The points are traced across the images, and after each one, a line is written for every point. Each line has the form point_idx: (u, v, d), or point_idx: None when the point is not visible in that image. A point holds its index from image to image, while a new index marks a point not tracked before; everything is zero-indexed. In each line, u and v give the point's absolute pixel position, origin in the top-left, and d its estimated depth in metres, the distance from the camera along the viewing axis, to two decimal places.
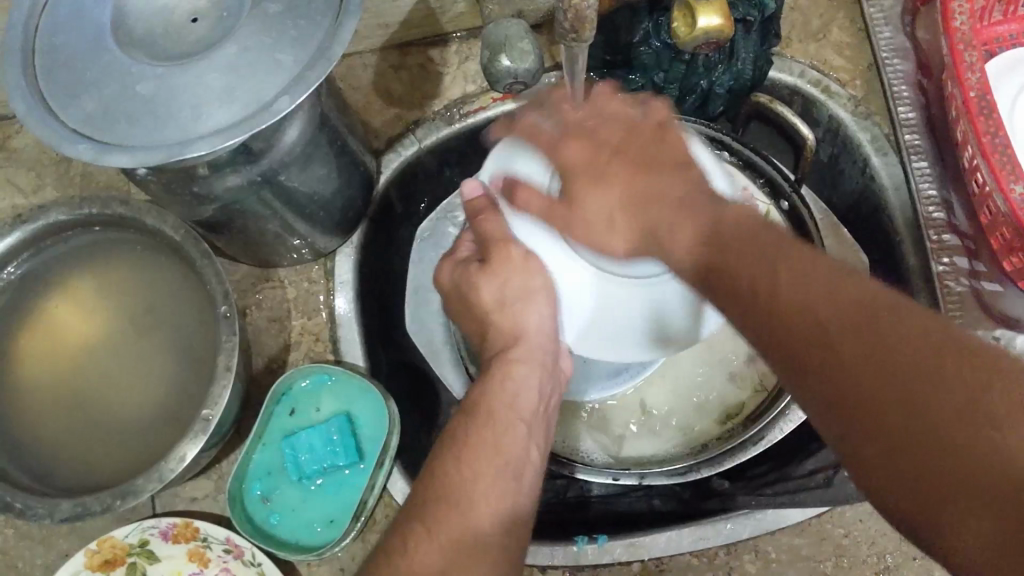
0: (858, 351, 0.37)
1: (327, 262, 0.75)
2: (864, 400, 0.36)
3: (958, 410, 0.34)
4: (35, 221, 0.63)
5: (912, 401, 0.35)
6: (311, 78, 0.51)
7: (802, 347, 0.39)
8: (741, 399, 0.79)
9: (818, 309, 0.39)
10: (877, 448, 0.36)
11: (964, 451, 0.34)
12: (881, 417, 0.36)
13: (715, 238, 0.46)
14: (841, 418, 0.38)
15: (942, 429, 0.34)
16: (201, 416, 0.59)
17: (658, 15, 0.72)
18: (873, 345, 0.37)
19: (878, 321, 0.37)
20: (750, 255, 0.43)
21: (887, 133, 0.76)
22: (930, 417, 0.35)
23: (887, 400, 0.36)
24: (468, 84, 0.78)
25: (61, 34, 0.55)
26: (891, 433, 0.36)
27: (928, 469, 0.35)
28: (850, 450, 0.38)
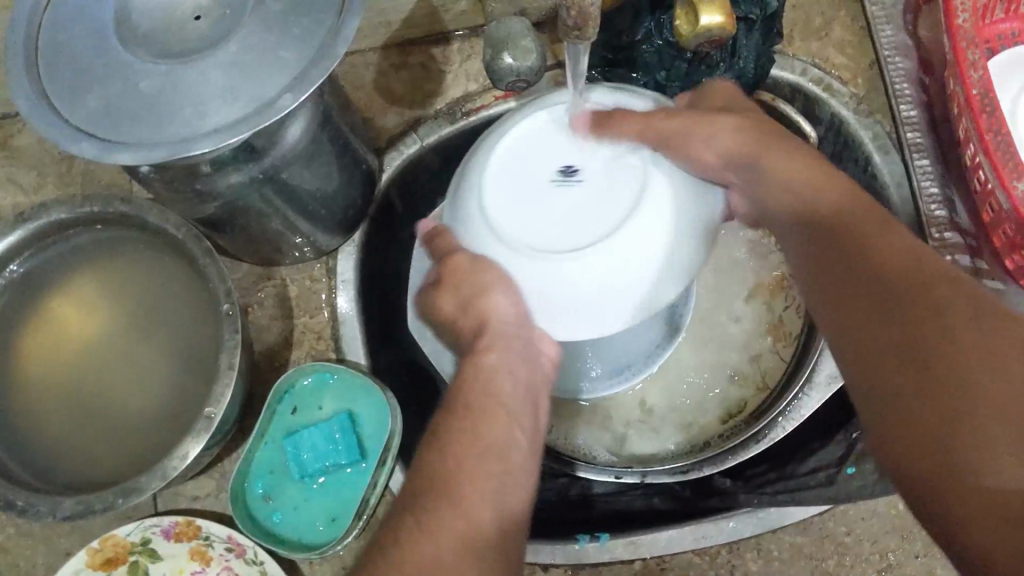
0: (925, 341, 0.43)
1: (329, 260, 0.75)
2: (923, 361, 0.43)
3: (1001, 384, 0.40)
4: (36, 219, 0.63)
5: (970, 371, 0.41)
6: (314, 75, 0.51)
7: (884, 313, 0.46)
8: (744, 399, 0.79)
9: (904, 283, 0.46)
10: (904, 417, 0.43)
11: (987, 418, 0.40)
12: (933, 376, 0.42)
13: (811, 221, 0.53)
14: (886, 386, 0.45)
15: (982, 399, 0.40)
16: (205, 414, 0.59)
17: (660, 14, 0.72)
18: (949, 319, 0.43)
19: (958, 303, 0.44)
20: (853, 238, 0.50)
21: (889, 131, 0.76)
22: (976, 385, 0.41)
23: (945, 364, 0.42)
24: (471, 82, 0.78)
25: (65, 30, 0.55)
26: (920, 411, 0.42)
27: (954, 424, 0.41)
28: (892, 407, 0.44)
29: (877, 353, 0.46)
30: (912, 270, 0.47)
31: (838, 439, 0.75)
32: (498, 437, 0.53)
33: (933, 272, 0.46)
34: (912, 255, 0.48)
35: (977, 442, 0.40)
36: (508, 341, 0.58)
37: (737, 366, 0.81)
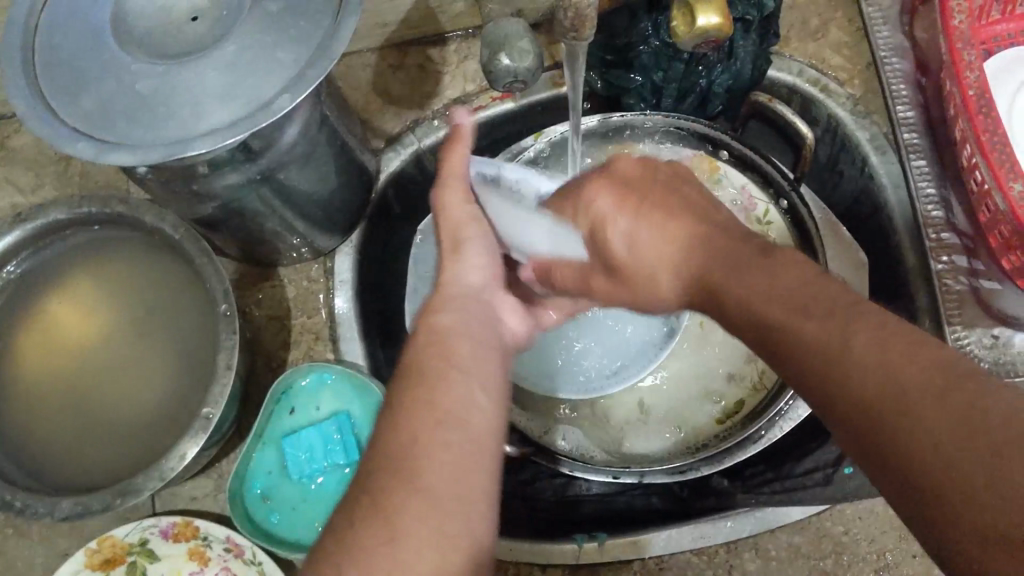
0: (899, 394, 0.37)
1: (327, 261, 0.75)
2: (878, 436, 0.37)
3: (951, 424, 0.35)
4: (35, 220, 0.64)
5: (897, 415, 0.36)
6: (311, 77, 0.51)
7: (811, 382, 0.41)
8: (740, 397, 0.77)
9: (821, 338, 0.40)
10: (949, 499, 0.34)
11: (970, 477, 0.33)
12: (911, 453, 0.35)
13: (713, 287, 0.49)
14: (921, 471, 0.35)
15: (942, 456, 0.34)
16: (202, 415, 0.59)
17: (657, 15, 0.71)
18: (874, 371, 0.38)
19: (886, 344, 0.38)
20: (767, 293, 0.44)
21: (886, 132, 0.76)
22: (920, 433, 0.35)
23: (886, 422, 0.37)
24: (468, 83, 0.78)
25: (60, 32, 0.55)
26: (954, 481, 0.34)
27: (970, 507, 0.33)
28: (929, 493, 0.34)
29: (872, 449, 0.37)
30: (825, 323, 0.41)
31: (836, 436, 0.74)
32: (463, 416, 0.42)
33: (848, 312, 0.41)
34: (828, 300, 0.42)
35: (960, 485, 0.33)
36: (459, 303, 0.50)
37: (735, 366, 0.78)
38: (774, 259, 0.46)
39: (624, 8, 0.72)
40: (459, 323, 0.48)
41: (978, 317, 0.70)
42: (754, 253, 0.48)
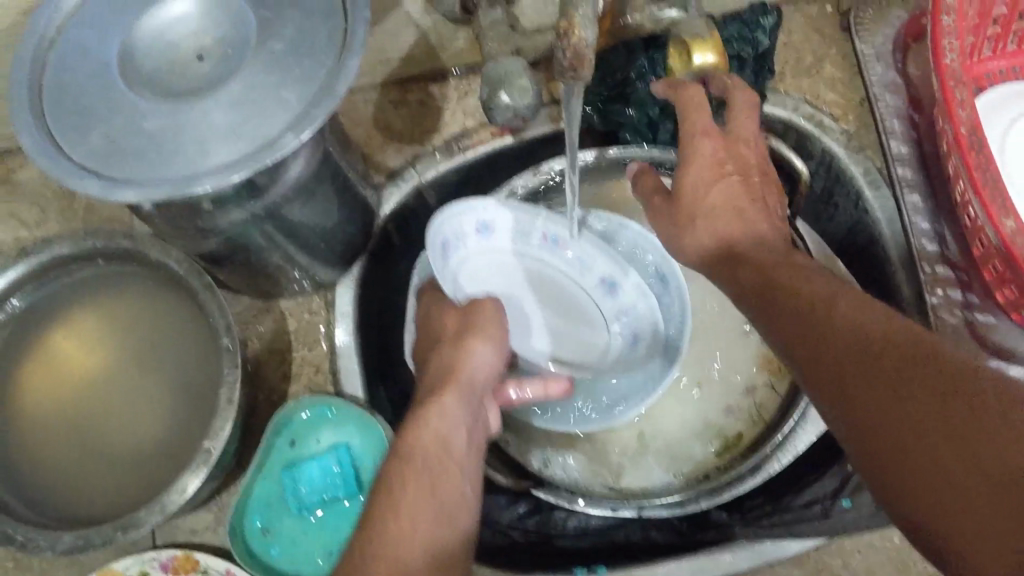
0: (864, 358, 0.45)
1: (327, 294, 0.76)
2: (846, 387, 0.45)
3: (962, 443, 0.39)
4: (39, 254, 0.64)
5: (862, 377, 0.45)
6: (315, 115, 0.52)
7: (836, 401, 0.46)
8: (739, 429, 0.76)
9: (852, 364, 0.46)
10: (892, 440, 0.42)
11: (976, 492, 0.38)
12: (923, 468, 0.41)
13: (751, 277, 0.57)
14: (876, 421, 0.43)
15: (951, 472, 0.39)
16: (205, 448, 0.60)
17: (653, 52, 0.73)
18: (898, 390, 0.43)
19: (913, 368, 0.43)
20: (785, 279, 0.54)
21: (879, 166, 0.77)
22: (935, 450, 0.40)
23: (903, 440, 0.42)
24: (468, 119, 0.80)
25: (68, 69, 0.56)
26: (897, 426, 0.42)
27: (972, 519, 0.38)
28: (879, 438, 0.43)
29: (884, 465, 0.43)
30: (824, 305, 0.50)
31: (834, 470, 0.74)
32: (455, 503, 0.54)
33: (879, 340, 0.46)
34: (866, 328, 0.47)
35: (903, 433, 0.42)
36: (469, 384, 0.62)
37: (734, 399, 0.77)
38: (814, 292, 0.51)
39: (621, 45, 0.74)
40: (456, 429, 0.59)
41: (974, 350, 0.70)
42: (786, 264, 0.56)
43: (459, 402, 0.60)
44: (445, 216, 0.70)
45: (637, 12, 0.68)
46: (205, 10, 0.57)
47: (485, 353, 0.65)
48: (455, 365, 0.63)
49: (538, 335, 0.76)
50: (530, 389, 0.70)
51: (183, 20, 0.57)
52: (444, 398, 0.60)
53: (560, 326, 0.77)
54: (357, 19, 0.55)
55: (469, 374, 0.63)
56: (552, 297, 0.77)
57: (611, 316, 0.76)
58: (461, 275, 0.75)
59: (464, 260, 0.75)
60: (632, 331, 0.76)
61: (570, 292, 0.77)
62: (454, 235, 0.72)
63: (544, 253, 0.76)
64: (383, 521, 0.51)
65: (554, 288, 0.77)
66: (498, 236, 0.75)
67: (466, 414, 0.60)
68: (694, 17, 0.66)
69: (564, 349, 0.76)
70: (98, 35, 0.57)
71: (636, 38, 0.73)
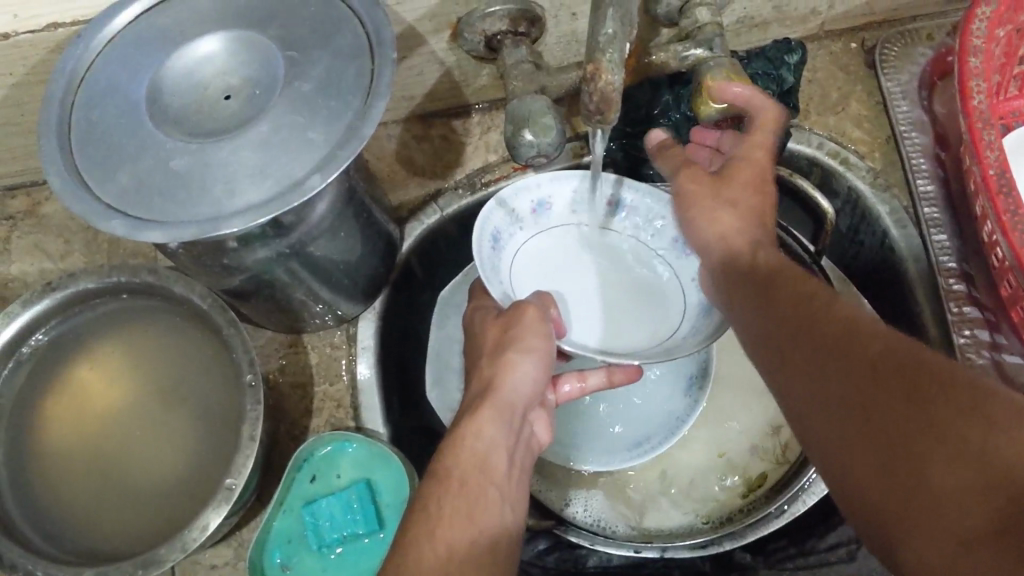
0: (856, 375, 0.44)
1: (350, 328, 0.76)
2: (838, 406, 0.44)
3: (950, 456, 0.39)
4: (64, 288, 0.65)
5: (857, 391, 0.44)
6: (342, 157, 0.53)
7: (823, 410, 0.45)
8: (763, 469, 0.75)
9: (840, 370, 0.45)
10: (885, 462, 0.41)
11: (960, 503, 0.38)
12: (908, 480, 0.40)
13: (751, 279, 0.56)
14: (869, 440, 0.42)
15: (935, 483, 0.39)
16: (226, 485, 0.60)
17: (678, 88, 0.75)
18: (885, 401, 0.42)
19: (900, 377, 0.43)
20: (774, 293, 0.53)
21: (905, 206, 0.76)
22: (924, 462, 0.40)
23: (887, 451, 0.41)
24: (490, 154, 0.81)
25: (97, 108, 0.56)
26: (892, 447, 0.41)
27: (953, 525, 0.38)
28: (869, 460, 0.42)
29: (864, 478, 0.42)
30: (821, 316, 0.49)
31: None
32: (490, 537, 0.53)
33: (867, 342, 0.45)
34: (858, 333, 0.46)
35: (895, 454, 0.41)
36: (505, 415, 0.60)
37: (758, 439, 0.77)
38: (807, 300, 0.51)
39: (647, 81, 0.75)
40: (486, 473, 0.57)
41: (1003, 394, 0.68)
42: (763, 279, 0.55)
43: (485, 450, 0.58)
44: (497, 201, 0.69)
45: (662, 53, 0.67)
46: (233, 49, 0.57)
47: (525, 372, 0.61)
48: (494, 385, 0.61)
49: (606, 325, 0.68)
50: (593, 382, 0.69)
51: (210, 60, 0.57)
52: (483, 425, 0.59)
53: (629, 315, 0.69)
54: (384, 61, 0.55)
55: (503, 422, 0.60)
56: (624, 284, 0.71)
57: (687, 282, 0.70)
58: (517, 269, 0.70)
59: (523, 246, 0.71)
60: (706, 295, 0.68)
61: (640, 274, 0.71)
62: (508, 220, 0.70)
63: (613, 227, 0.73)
64: (410, 563, 0.50)
65: (624, 274, 0.71)
66: (557, 218, 0.73)
67: (500, 455, 0.59)
68: (719, 56, 0.65)
69: (630, 333, 0.67)
70: (127, 73, 0.57)
71: (662, 74, 0.75)
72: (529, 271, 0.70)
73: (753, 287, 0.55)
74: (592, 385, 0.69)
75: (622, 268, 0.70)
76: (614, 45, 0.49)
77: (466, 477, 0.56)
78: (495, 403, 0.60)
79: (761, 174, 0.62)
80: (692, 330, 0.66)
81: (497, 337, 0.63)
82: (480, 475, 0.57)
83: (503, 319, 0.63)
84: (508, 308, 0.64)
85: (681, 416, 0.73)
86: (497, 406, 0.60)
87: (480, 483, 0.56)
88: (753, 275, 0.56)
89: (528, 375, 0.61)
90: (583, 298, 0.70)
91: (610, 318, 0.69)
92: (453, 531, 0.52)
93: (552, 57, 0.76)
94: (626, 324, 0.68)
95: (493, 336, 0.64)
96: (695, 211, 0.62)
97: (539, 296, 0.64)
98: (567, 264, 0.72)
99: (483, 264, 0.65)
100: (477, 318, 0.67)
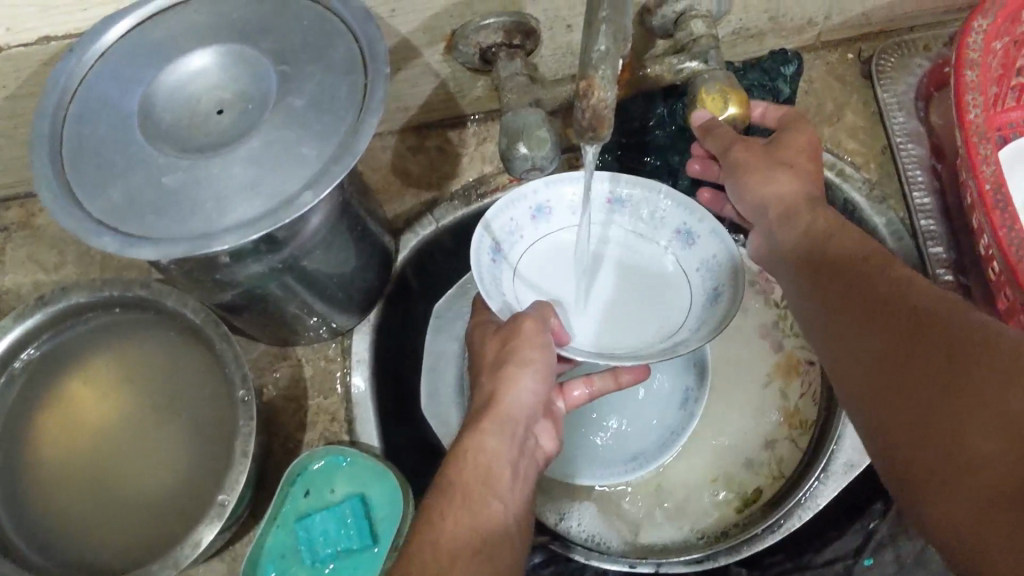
0: (908, 347, 0.49)
1: (344, 340, 0.76)
2: (890, 375, 0.50)
3: (989, 424, 0.44)
4: (57, 303, 0.65)
5: (904, 361, 0.49)
6: (334, 173, 0.52)
7: (875, 384, 0.51)
8: (758, 484, 0.75)
9: (889, 338, 0.51)
10: (927, 430, 0.47)
11: (983, 455, 0.43)
12: (939, 437, 0.46)
13: (806, 252, 0.59)
14: (914, 408, 0.48)
15: (972, 448, 0.44)
16: (218, 501, 0.60)
17: (672, 102, 0.75)
18: (933, 364, 0.48)
19: (944, 345, 0.48)
20: (833, 267, 0.57)
21: (901, 218, 0.76)
22: (957, 421, 0.45)
23: (927, 418, 0.47)
24: (485, 165, 0.81)
25: (89, 122, 0.56)
26: (933, 415, 0.47)
27: (983, 485, 0.43)
28: (909, 426, 0.48)
29: (905, 432, 0.48)
30: (886, 292, 0.53)
31: (853, 528, 0.74)
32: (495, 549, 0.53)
33: (923, 317, 0.50)
34: (909, 303, 0.51)
35: (936, 421, 0.46)
36: (505, 427, 0.59)
37: (754, 453, 0.77)
38: (856, 268, 0.55)
39: (640, 94, 0.75)
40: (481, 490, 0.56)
41: None
42: (823, 245, 0.58)
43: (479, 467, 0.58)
44: (492, 212, 0.68)
45: (656, 66, 0.67)
46: (225, 63, 0.57)
47: (528, 385, 0.61)
48: (492, 400, 0.60)
49: (615, 326, 0.68)
50: (601, 385, 0.69)
51: (203, 74, 0.57)
52: (484, 438, 0.58)
53: (638, 313, 0.68)
54: (377, 76, 0.55)
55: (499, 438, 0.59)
56: (631, 284, 0.70)
57: (693, 271, 0.69)
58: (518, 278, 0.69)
59: (524, 254, 0.70)
60: (712, 284, 0.66)
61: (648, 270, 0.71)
62: (507, 230, 0.69)
63: (616, 222, 0.72)
64: None
65: (632, 273, 0.71)
66: (558, 220, 0.72)
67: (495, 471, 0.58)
68: (714, 69, 0.65)
69: (640, 331, 0.67)
70: (120, 87, 0.57)
71: (656, 89, 0.74)
72: (533, 279, 0.70)
73: (802, 258, 0.60)
74: (601, 388, 0.69)
75: (628, 273, 0.70)
76: (607, 63, 0.48)
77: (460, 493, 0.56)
78: (494, 418, 0.59)
79: (778, 184, 0.63)
80: (701, 320, 0.65)
81: (496, 351, 0.62)
82: (482, 487, 0.56)
83: (503, 332, 0.63)
84: (507, 320, 0.63)
85: (682, 425, 0.73)
86: (498, 421, 0.59)
87: (481, 495, 0.56)
88: (806, 252, 0.60)
89: (522, 391, 0.61)
90: (591, 305, 0.69)
91: (619, 319, 0.68)
92: (456, 545, 0.52)
93: (547, 69, 0.76)
94: (635, 323, 0.68)
95: (488, 351, 0.63)
96: (749, 169, 0.64)
97: (537, 306, 0.63)
98: (566, 273, 0.71)
99: (481, 277, 0.64)
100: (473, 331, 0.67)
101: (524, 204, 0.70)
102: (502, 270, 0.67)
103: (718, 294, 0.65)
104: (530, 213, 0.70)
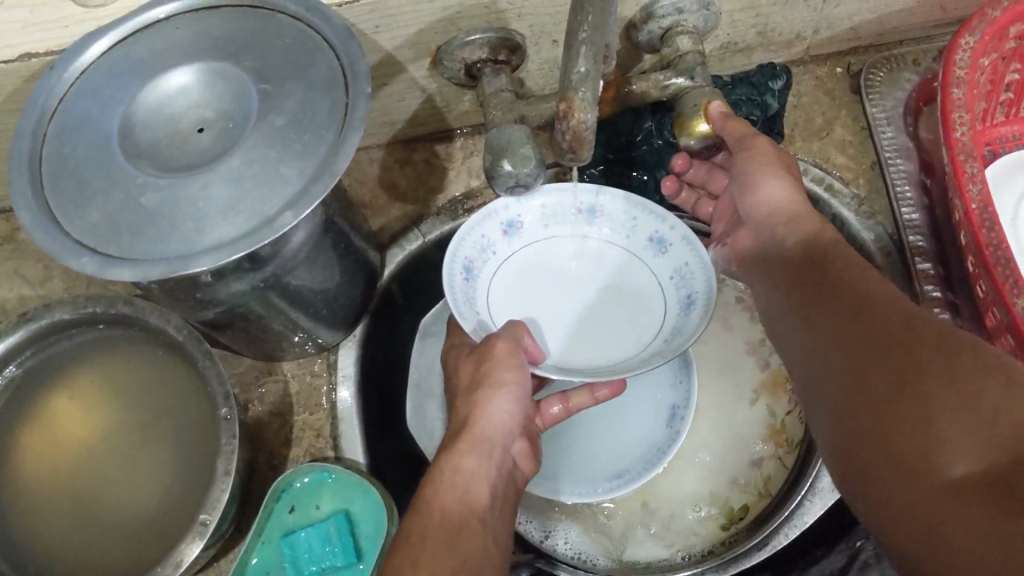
0: (892, 344, 0.49)
1: (330, 355, 0.76)
2: (868, 369, 0.49)
3: (969, 425, 0.44)
4: (39, 320, 0.65)
5: (885, 357, 0.49)
6: (315, 193, 0.52)
7: (851, 377, 0.50)
8: (746, 502, 0.75)
9: (872, 331, 0.51)
10: (899, 421, 0.47)
11: (961, 448, 0.44)
12: (913, 424, 0.46)
13: (800, 254, 0.59)
14: (889, 398, 0.48)
15: (948, 443, 0.44)
16: (200, 520, 0.59)
17: (660, 117, 0.75)
18: (916, 361, 0.48)
19: (930, 340, 0.48)
20: (824, 269, 0.57)
21: (890, 233, 0.75)
22: (936, 415, 0.45)
23: (902, 410, 0.47)
24: (473, 179, 0.80)
25: (69, 142, 0.56)
26: (909, 408, 0.46)
27: (954, 476, 0.43)
28: (880, 416, 0.48)
29: (875, 422, 0.48)
30: (875, 295, 0.53)
31: (839, 547, 0.74)
32: (487, 566, 0.53)
33: (912, 319, 0.50)
34: (898, 304, 0.51)
35: (911, 413, 0.46)
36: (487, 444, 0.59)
37: (742, 468, 0.76)
38: (845, 270, 0.56)
39: (629, 110, 0.75)
40: (463, 510, 0.56)
41: None
42: (809, 254, 0.59)
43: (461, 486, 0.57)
44: (462, 231, 0.66)
45: (642, 82, 0.65)
46: (204, 79, 0.57)
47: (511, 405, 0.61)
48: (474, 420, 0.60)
49: (589, 344, 0.67)
50: (578, 402, 0.68)
51: (183, 92, 0.57)
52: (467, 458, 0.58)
53: (613, 330, 0.68)
54: (357, 95, 0.54)
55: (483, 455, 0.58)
56: (607, 296, 0.70)
57: (666, 280, 0.68)
58: (492, 296, 0.68)
59: (497, 270, 0.69)
60: (686, 292, 0.65)
61: (621, 279, 0.70)
62: (479, 248, 0.67)
63: (587, 230, 0.71)
64: None
65: (607, 284, 0.70)
66: (528, 232, 0.70)
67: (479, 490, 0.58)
68: (702, 86, 0.64)
69: (616, 346, 0.66)
70: (100, 105, 0.56)
71: (646, 106, 0.74)
72: (507, 296, 0.69)
73: (792, 259, 0.60)
74: (578, 404, 0.68)
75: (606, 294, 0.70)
76: (587, 84, 0.48)
77: (441, 514, 0.55)
78: (471, 437, 0.60)
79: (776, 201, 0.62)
80: (672, 333, 0.64)
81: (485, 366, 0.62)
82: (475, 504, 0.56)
83: (476, 353, 0.62)
84: (481, 340, 0.62)
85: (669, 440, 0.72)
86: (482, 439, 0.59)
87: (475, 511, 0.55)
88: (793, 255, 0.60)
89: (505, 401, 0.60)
90: (566, 325, 0.69)
91: (595, 337, 0.68)
92: (440, 562, 0.51)
93: (533, 82, 0.75)
94: (610, 339, 0.67)
95: (468, 364, 0.63)
96: None
97: (510, 326, 0.61)
98: (549, 289, 0.71)
99: (455, 295, 0.62)
100: (457, 347, 0.67)
101: (494, 220, 0.68)
102: (477, 291, 0.66)
103: (693, 301, 0.64)
104: (501, 229, 0.69)
